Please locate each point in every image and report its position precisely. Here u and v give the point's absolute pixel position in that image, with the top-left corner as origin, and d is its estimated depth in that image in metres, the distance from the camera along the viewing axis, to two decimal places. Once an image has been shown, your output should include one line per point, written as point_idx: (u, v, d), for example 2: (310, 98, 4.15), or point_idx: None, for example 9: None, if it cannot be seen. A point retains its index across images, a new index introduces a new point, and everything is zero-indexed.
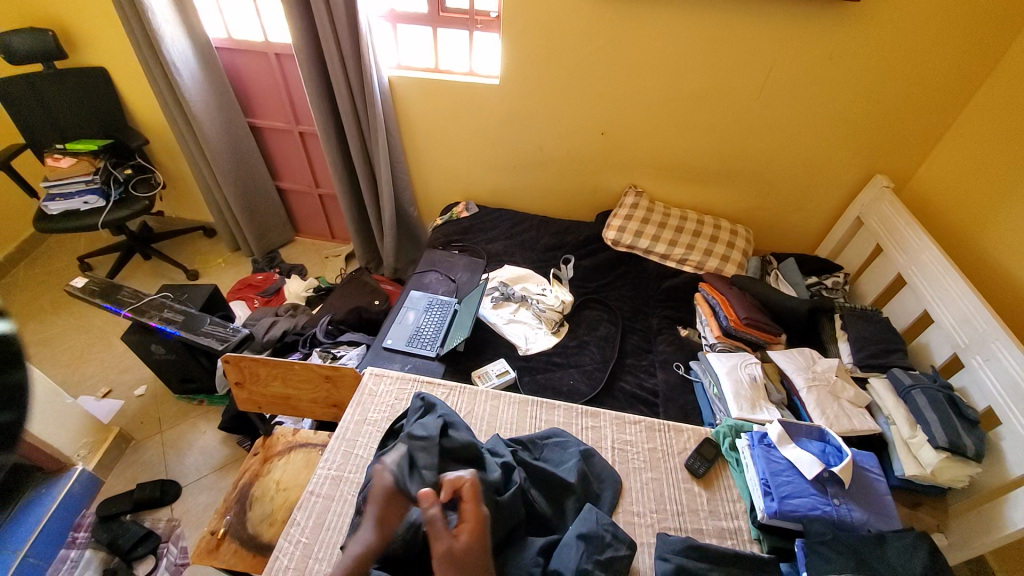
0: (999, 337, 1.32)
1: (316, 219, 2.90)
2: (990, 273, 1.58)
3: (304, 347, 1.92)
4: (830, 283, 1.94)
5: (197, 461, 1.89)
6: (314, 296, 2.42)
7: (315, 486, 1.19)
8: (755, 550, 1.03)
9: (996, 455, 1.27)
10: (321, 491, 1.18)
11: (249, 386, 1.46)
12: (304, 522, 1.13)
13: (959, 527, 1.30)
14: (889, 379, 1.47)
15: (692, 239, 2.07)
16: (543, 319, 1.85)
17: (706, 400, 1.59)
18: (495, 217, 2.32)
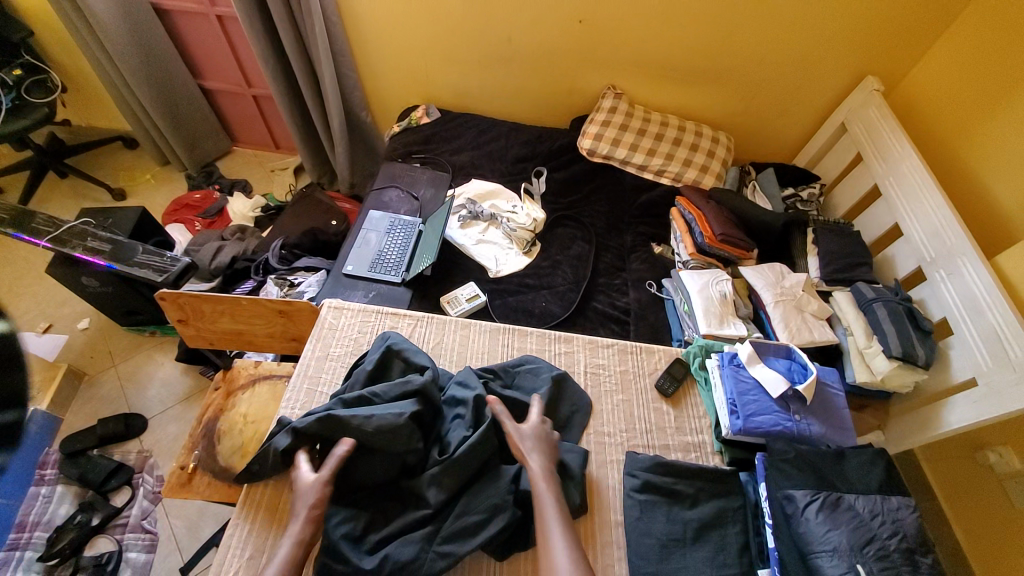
0: (967, 253, 1.34)
1: (254, 125, 2.55)
2: (966, 185, 1.56)
3: (257, 274, 1.79)
4: (806, 195, 1.89)
5: (159, 394, 1.83)
6: (263, 217, 2.23)
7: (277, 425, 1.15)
8: (717, 462, 1.09)
9: (943, 363, 1.37)
10: None
11: (196, 322, 1.39)
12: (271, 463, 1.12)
13: (898, 426, 1.43)
14: (853, 293, 1.51)
15: (671, 149, 1.94)
16: (514, 238, 1.75)
17: (676, 317, 1.60)
18: (459, 124, 2.09)
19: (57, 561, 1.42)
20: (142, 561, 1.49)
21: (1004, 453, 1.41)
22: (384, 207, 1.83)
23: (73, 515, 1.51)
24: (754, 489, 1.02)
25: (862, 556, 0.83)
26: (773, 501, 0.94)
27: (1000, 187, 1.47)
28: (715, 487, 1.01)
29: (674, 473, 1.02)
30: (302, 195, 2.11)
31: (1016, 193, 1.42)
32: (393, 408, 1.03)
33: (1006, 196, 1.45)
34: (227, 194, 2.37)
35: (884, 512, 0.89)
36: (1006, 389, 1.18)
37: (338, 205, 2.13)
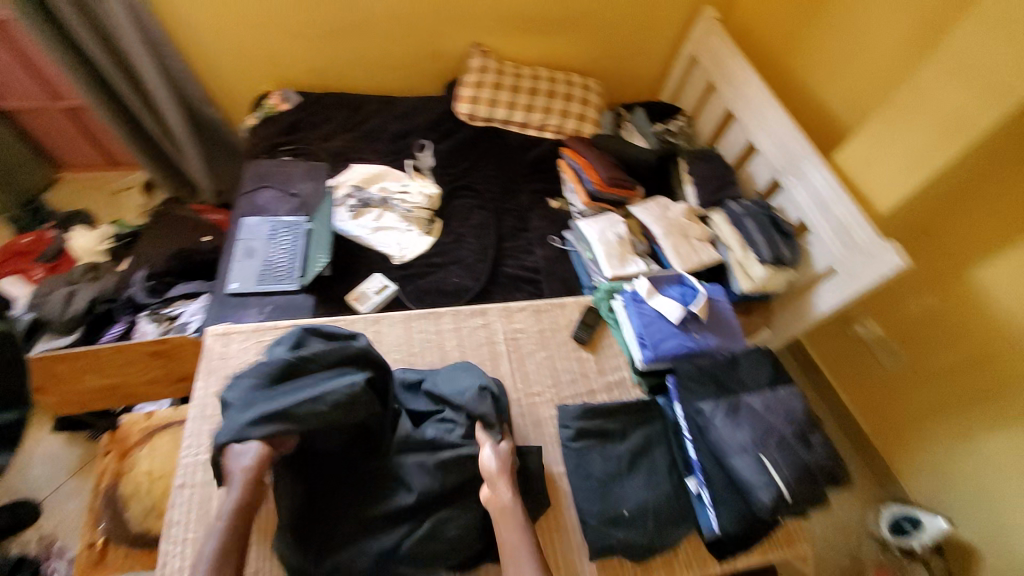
0: (809, 157, 1.53)
1: (75, 143, 2.13)
2: (801, 99, 1.78)
3: (126, 314, 1.56)
4: (673, 129, 2.02)
5: (43, 472, 1.56)
6: (118, 247, 1.90)
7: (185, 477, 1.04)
8: (637, 394, 1.18)
9: (805, 258, 1.59)
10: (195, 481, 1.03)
11: (56, 389, 1.22)
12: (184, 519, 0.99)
13: (782, 319, 1.68)
14: (725, 213, 1.68)
15: (547, 102, 1.96)
16: (411, 219, 1.69)
17: (582, 266, 1.66)
18: (325, 106, 1.92)
19: None
20: None
21: (870, 324, 1.74)
22: (260, 211, 1.64)
23: None
24: (671, 409, 1.12)
25: (763, 445, 0.96)
26: (690, 415, 1.04)
27: (829, 94, 1.68)
28: (642, 419, 1.10)
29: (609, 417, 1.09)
30: (156, 215, 1.84)
31: (843, 97, 1.63)
32: (342, 380, 0.97)
33: (835, 101, 1.66)
34: (63, 230, 1.99)
35: (775, 403, 1.03)
36: (855, 268, 1.42)
37: (206, 219, 1.90)
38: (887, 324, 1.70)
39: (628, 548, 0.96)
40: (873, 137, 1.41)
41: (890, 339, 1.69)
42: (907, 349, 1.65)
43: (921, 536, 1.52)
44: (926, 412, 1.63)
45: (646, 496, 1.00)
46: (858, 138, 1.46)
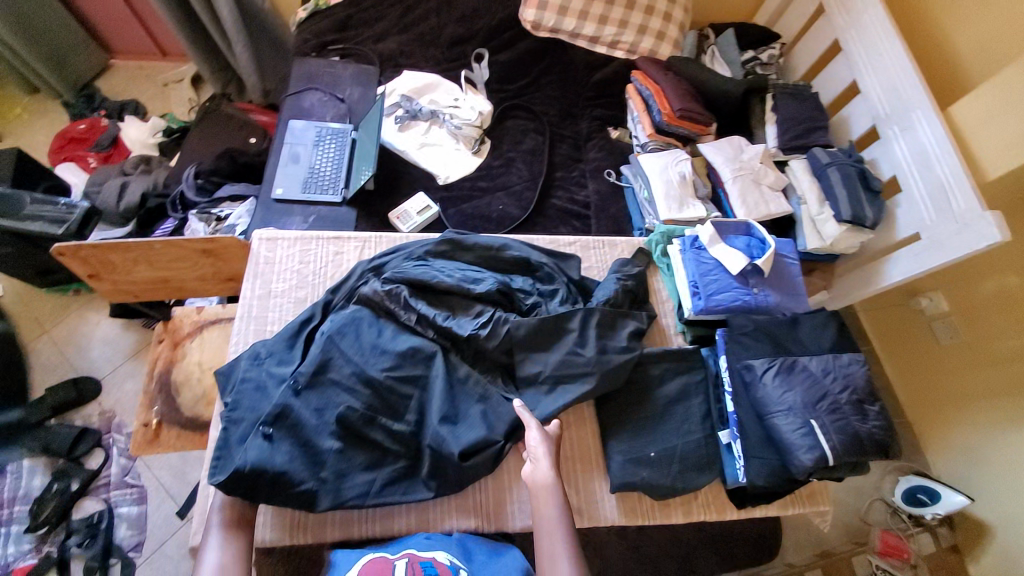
0: (922, 105, 1.31)
1: (127, 28, 2.08)
2: (925, 32, 1.49)
3: (175, 211, 1.57)
4: (765, 59, 1.76)
5: (105, 352, 1.68)
6: (167, 142, 1.93)
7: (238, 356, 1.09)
8: (680, 343, 1.13)
9: (889, 221, 1.42)
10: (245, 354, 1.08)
11: (110, 275, 1.25)
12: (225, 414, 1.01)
13: (841, 284, 1.54)
14: (808, 160, 1.49)
15: (625, 14, 1.72)
16: (460, 137, 1.60)
17: (636, 206, 1.54)
18: (379, 2, 1.78)
19: (48, 529, 1.42)
20: (135, 514, 1.48)
21: (935, 298, 1.59)
22: (307, 114, 1.60)
23: (50, 485, 1.46)
24: (714, 361, 1.07)
25: (815, 410, 0.91)
26: (737, 369, 0.99)
27: (958, 31, 1.41)
28: (681, 365, 1.05)
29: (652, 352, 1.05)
30: (206, 110, 1.83)
31: (976, 37, 1.36)
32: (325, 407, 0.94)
33: (966, 42, 1.39)
34: (117, 119, 2.01)
35: (835, 369, 0.96)
36: (946, 238, 1.24)
37: (253, 118, 1.86)
38: (955, 300, 1.55)
39: (649, 487, 0.94)
40: (1008, 86, 1.19)
41: (954, 316, 1.55)
42: (969, 328, 1.51)
43: (936, 508, 1.50)
44: (972, 394, 1.53)
45: (687, 448, 0.98)
46: (988, 87, 1.23)
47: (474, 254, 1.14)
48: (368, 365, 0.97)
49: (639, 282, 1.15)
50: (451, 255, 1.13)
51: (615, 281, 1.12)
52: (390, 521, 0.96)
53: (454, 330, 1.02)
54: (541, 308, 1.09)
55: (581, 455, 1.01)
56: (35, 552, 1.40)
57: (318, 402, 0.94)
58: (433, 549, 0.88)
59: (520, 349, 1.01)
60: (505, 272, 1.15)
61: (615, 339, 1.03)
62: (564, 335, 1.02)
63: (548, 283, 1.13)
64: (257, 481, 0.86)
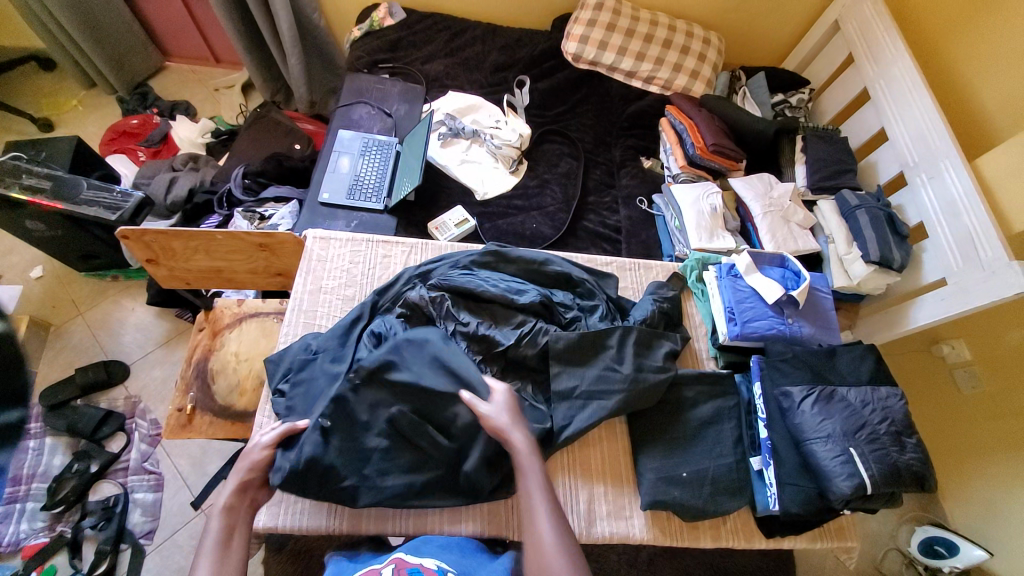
0: (950, 156, 1.36)
1: (186, 35, 2.20)
2: (954, 85, 1.54)
3: (221, 208, 1.64)
4: (794, 102, 1.84)
5: (137, 338, 1.72)
6: (215, 143, 2.01)
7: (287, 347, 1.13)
8: (712, 367, 1.15)
9: (916, 265, 1.44)
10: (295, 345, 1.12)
11: (168, 261, 1.29)
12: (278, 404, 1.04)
13: (865, 324, 1.56)
14: (836, 201, 1.54)
15: (662, 52, 1.81)
16: (499, 156, 1.66)
17: (667, 233, 1.59)
18: (429, 27, 1.88)
19: (63, 508, 1.43)
20: (151, 499, 1.49)
21: (957, 346, 1.58)
22: (355, 125, 1.68)
23: (69, 465, 1.48)
24: (746, 388, 1.09)
25: (854, 439, 0.92)
26: (772, 394, 1.02)
27: (983, 89, 1.46)
28: (716, 387, 1.07)
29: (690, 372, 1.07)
30: (256, 115, 1.91)
31: (1001, 97, 1.42)
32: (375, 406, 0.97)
33: (990, 100, 1.45)
34: (167, 118, 2.11)
35: (874, 401, 0.97)
36: (973, 285, 1.26)
37: (299, 126, 1.95)
38: (978, 349, 1.54)
39: (680, 506, 0.95)
40: None
41: (977, 365, 1.54)
42: (992, 377, 1.51)
43: (954, 561, 1.46)
44: (995, 445, 1.52)
45: (719, 469, 0.99)
46: (1014, 143, 1.28)
47: (515, 267, 1.17)
48: (416, 369, 1.01)
49: (675, 304, 1.18)
50: (493, 266, 1.17)
51: (654, 301, 1.16)
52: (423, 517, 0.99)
53: (495, 334, 1.07)
54: (580, 323, 1.12)
55: (611, 469, 1.02)
56: (48, 531, 1.41)
57: (372, 399, 0.97)
58: (423, 556, 0.86)
59: (559, 360, 1.04)
60: (545, 285, 1.19)
61: (653, 357, 1.06)
62: (603, 350, 1.05)
63: (588, 298, 1.17)
64: (309, 467, 0.91)
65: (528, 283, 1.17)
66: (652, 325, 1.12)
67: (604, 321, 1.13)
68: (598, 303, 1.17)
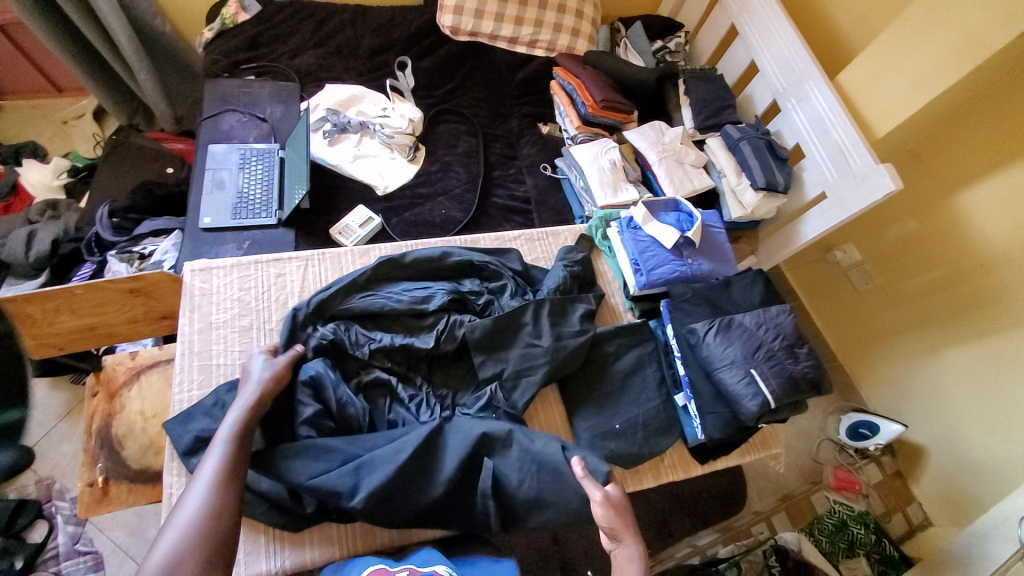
0: (812, 76, 1.46)
1: (16, 68, 1.88)
2: (810, 10, 1.65)
3: (92, 254, 1.45)
4: (673, 46, 1.89)
5: (28, 417, 1.52)
6: (73, 182, 1.77)
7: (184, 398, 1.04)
8: (629, 318, 1.22)
9: (798, 184, 1.56)
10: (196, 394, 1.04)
11: (30, 329, 1.13)
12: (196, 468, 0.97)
13: (765, 248, 1.68)
14: (722, 136, 1.62)
15: (540, 13, 1.77)
16: (394, 145, 1.58)
17: (574, 195, 1.60)
18: (290, 16, 1.73)
19: None
20: None
21: (848, 250, 1.78)
22: (227, 137, 1.53)
23: None
24: (661, 331, 1.18)
25: (753, 360, 1.00)
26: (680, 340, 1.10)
27: (834, 11, 1.58)
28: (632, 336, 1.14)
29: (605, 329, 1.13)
30: (113, 144, 1.70)
31: (850, 17, 1.54)
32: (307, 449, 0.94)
33: (842, 20, 1.56)
34: (15, 164, 1.83)
35: (767, 320, 1.05)
36: (847, 194, 1.38)
37: (167, 147, 1.75)
38: (866, 249, 1.74)
39: (618, 456, 1.01)
40: (883, 53, 1.34)
41: (867, 264, 1.74)
42: (881, 272, 1.70)
43: (877, 439, 1.67)
44: (893, 328, 1.71)
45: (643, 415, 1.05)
46: (865, 58, 1.39)
47: (414, 269, 1.15)
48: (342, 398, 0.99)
49: (585, 267, 1.21)
50: (389, 271, 1.13)
51: (565, 267, 1.18)
52: (372, 535, 0.99)
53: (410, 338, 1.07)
54: (493, 305, 1.13)
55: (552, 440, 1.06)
56: None
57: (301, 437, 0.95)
58: (432, 562, 0.90)
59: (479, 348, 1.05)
60: (451, 278, 1.18)
61: (570, 322, 1.10)
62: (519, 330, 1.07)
63: (498, 280, 1.16)
64: None
65: (431, 282, 1.15)
66: (567, 293, 1.14)
67: (516, 300, 1.14)
68: (507, 282, 1.17)
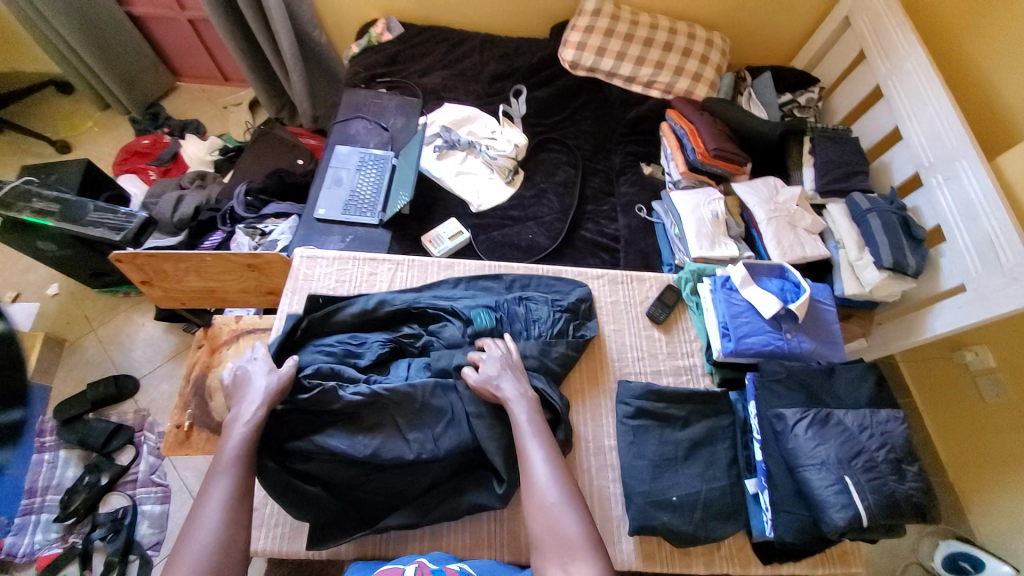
0: (967, 155, 1.27)
1: (194, 53, 2.27)
2: (972, 77, 1.45)
3: (224, 225, 1.67)
4: (803, 101, 1.76)
5: (145, 353, 1.77)
6: (223, 160, 2.06)
7: None
8: (707, 383, 1.17)
9: (933, 270, 1.36)
10: None
11: (162, 283, 1.38)
12: None
13: (880, 334, 1.48)
14: (847, 204, 1.47)
15: (662, 56, 1.77)
16: (495, 167, 1.64)
17: (666, 242, 1.54)
18: (425, 39, 1.89)
19: (75, 520, 1.46)
20: (158, 512, 1.52)
21: (981, 352, 1.48)
22: (352, 140, 1.69)
23: (80, 477, 1.51)
24: (743, 407, 1.08)
25: (849, 467, 0.90)
26: (622, 472, 1.01)
27: (1006, 83, 1.37)
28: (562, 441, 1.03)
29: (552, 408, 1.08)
30: (259, 133, 1.94)
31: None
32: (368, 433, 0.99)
33: (1015, 95, 1.35)
34: (178, 136, 2.17)
35: (872, 425, 0.94)
36: (994, 292, 1.17)
37: (301, 142, 1.98)
38: (1001, 354, 1.44)
39: (669, 532, 0.94)
40: None
41: (1002, 373, 1.44)
42: (1016, 385, 1.40)
43: None
44: None
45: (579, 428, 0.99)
46: None
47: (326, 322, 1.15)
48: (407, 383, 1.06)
49: (580, 309, 1.23)
50: (320, 327, 1.15)
51: (557, 313, 1.21)
52: (401, 545, 1.01)
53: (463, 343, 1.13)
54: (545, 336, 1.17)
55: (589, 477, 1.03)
56: (61, 541, 1.44)
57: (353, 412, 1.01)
58: (449, 561, 0.90)
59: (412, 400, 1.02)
60: (388, 327, 1.19)
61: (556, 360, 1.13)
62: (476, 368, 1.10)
63: (440, 322, 1.18)
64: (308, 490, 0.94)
65: (367, 332, 1.16)
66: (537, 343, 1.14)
67: (467, 342, 1.14)
68: (449, 320, 1.18)
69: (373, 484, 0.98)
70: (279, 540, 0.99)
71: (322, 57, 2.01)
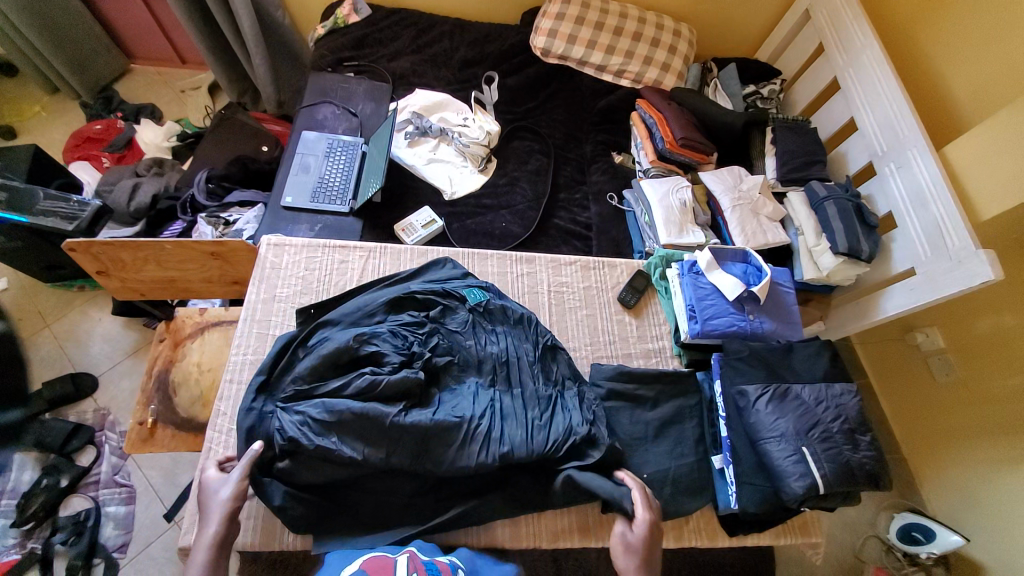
0: (917, 145, 1.35)
1: (148, 33, 2.14)
2: (920, 71, 1.54)
3: (184, 214, 1.60)
4: (766, 93, 1.82)
5: (103, 349, 1.68)
6: (181, 146, 1.96)
7: (234, 372, 1.12)
8: (675, 364, 1.21)
9: (885, 255, 1.44)
10: (242, 378, 1.11)
11: (119, 273, 1.31)
12: (229, 412, 1.08)
13: (836, 316, 1.57)
14: (806, 192, 1.54)
15: (632, 45, 1.79)
16: (468, 155, 1.63)
17: (637, 229, 1.57)
18: (394, 22, 1.84)
19: (33, 525, 1.39)
20: (123, 513, 1.45)
21: (931, 334, 1.59)
22: (319, 126, 1.64)
23: (38, 480, 1.44)
24: (709, 386, 1.13)
25: (806, 439, 0.95)
26: None
27: (954, 77, 1.45)
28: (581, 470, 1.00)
29: (573, 394, 1.07)
30: (221, 118, 1.86)
31: (970, 85, 1.41)
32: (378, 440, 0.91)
33: (963, 89, 1.43)
34: (133, 122, 2.05)
35: (828, 399, 1.01)
36: (940, 275, 1.25)
37: (265, 128, 1.91)
38: (950, 335, 1.55)
39: None
40: (1001, 130, 1.23)
41: (950, 353, 1.55)
42: (965, 363, 1.51)
43: (931, 547, 1.45)
44: (971, 431, 1.50)
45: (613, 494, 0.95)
46: (980, 131, 1.28)
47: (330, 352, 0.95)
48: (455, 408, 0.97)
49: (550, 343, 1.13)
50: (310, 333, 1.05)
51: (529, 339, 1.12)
52: None
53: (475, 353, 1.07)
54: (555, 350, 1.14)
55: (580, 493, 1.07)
56: (19, 548, 1.36)
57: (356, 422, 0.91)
58: (435, 553, 0.91)
59: (437, 438, 0.94)
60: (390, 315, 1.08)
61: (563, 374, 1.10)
62: (483, 362, 1.07)
63: (438, 308, 1.11)
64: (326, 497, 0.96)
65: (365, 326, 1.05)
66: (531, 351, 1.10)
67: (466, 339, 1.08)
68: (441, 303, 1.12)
69: (370, 482, 0.97)
70: (252, 534, 0.97)
71: (287, 38, 1.93)
